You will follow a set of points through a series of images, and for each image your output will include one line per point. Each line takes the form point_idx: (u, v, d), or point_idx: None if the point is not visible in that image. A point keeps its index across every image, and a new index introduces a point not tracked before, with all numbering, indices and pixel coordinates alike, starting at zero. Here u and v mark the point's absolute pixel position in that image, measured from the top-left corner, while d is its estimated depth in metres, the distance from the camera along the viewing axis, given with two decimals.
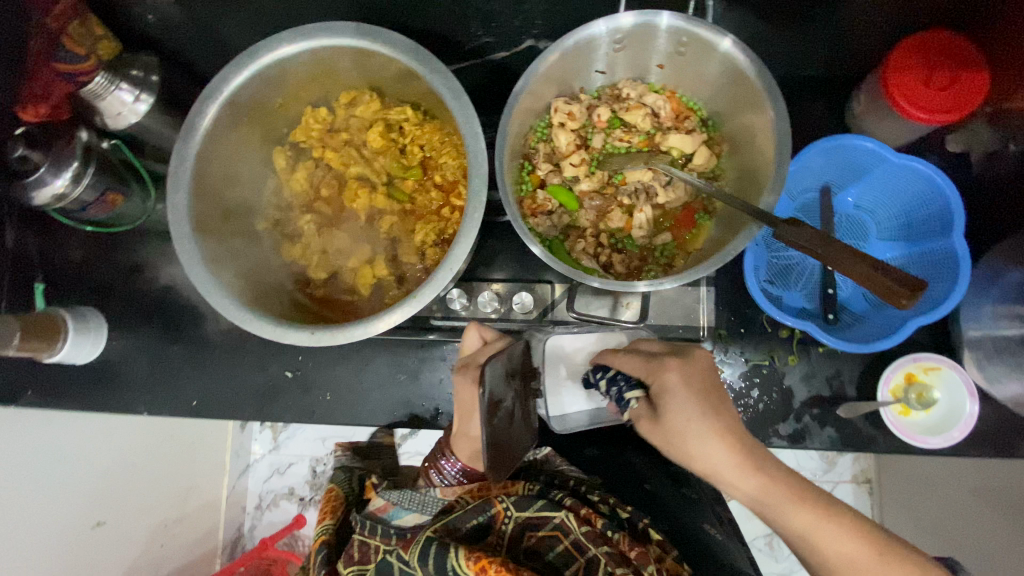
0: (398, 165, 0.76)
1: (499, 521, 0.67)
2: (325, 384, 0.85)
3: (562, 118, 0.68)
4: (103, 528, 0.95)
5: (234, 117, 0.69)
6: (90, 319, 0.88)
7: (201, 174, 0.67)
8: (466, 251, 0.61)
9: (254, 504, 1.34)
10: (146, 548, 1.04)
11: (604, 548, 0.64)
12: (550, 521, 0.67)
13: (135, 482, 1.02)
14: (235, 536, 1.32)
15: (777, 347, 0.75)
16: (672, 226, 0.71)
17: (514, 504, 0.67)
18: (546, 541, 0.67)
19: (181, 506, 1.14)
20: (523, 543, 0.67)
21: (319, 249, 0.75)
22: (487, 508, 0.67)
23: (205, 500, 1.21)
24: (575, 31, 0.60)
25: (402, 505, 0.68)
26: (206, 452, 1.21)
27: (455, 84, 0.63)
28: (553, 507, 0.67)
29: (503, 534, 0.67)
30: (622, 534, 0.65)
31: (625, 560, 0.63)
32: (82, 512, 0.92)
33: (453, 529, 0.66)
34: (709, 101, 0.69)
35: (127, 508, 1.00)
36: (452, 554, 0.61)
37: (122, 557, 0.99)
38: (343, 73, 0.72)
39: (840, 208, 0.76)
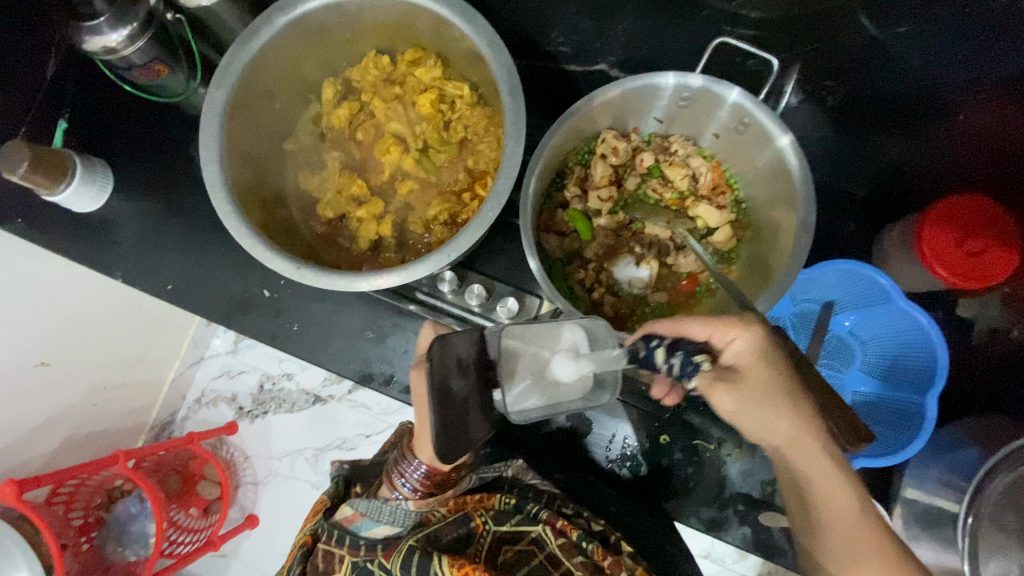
0: (437, 137, 0.76)
1: (478, 534, 0.69)
2: (296, 314, 0.86)
3: (606, 150, 0.69)
4: (45, 368, 0.97)
5: (298, 36, 0.69)
6: (100, 174, 0.89)
7: (249, 79, 0.67)
8: (468, 244, 0.61)
9: (195, 398, 1.35)
10: (79, 402, 1.06)
11: (578, 558, 0.68)
12: (528, 536, 0.70)
13: (86, 335, 1.04)
14: (166, 420, 1.33)
15: (727, 437, 0.76)
16: (672, 289, 0.71)
17: (494, 519, 0.70)
18: (522, 556, 0.69)
19: (125, 375, 1.16)
20: (500, 558, 0.69)
21: (335, 188, 0.75)
22: (466, 520, 0.69)
23: (149, 376, 1.23)
24: (647, 75, 0.60)
25: (371, 517, 0.66)
26: (166, 335, 1.23)
27: (516, 81, 0.62)
28: (530, 522, 0.71)
29: (482, 548, 0.68)
30: (596, 546, 0.69)
31: (599, 569, 0.68)
32: (28, 350, 0.94)
33: (436, 539, 0.66)
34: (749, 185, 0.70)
35: (73, 356, 1.02)
36: (435, 565, 0.62)
37: (51, 404, 1.00)
38: (417, 31, 0.72)
39: (834, 329, 0.77)
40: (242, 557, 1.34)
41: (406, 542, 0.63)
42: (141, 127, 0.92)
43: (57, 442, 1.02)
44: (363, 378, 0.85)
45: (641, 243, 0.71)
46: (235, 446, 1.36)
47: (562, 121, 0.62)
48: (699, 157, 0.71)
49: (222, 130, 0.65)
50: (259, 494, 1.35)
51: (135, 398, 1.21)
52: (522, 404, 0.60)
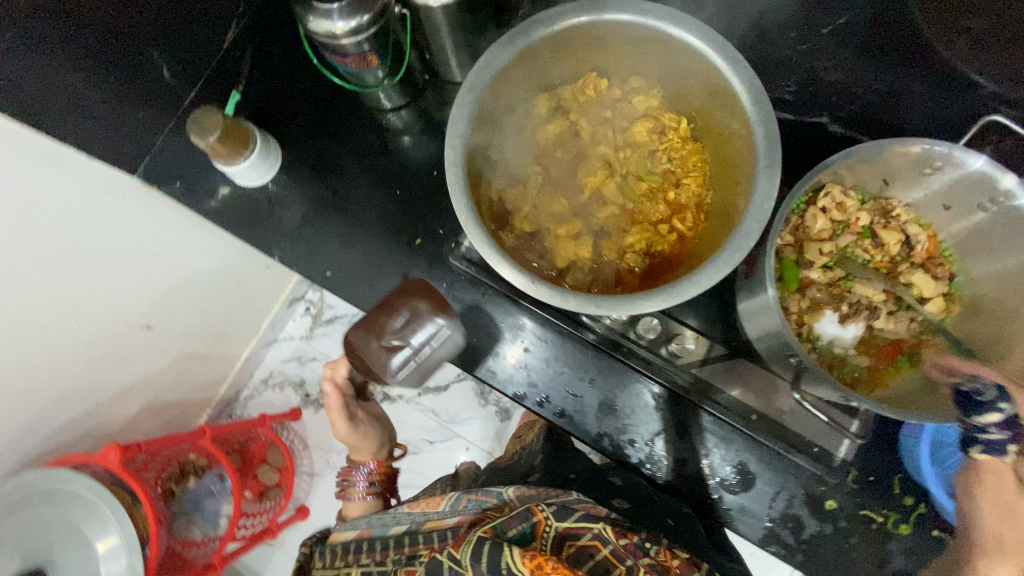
0: (643, 165, 0.75)
1: (542, 528, 0.67)
2: (456, 321, 0.85)
3: (829, 204, 0.68)
4: (148, 331, 0.98)
5: (539, 49, 0.69)
6: (272, 151, 0.88)
7: (490, 84, 0.67)
8: (710, 283, 0.59)
9: (261, 377, 1.37)
10: (167, 368, 1.08)
11: (643, 559, 0.64)
12: (591, 530, 0.66)
13: (185, 298, 1.03)
14: (231, 397, 1.33)
15: (895, 511, 0.75)
16: (873, 354, 0.70)
17: (555, 514, 0.68)
18: (585, 550, 0.65)
19: (209, 347, 1.17)
20: (564, 553, 0.65)
21: (536, 202, 0.74)
22: (529, 516, 0.68)
23: (226, 350, 1.23)
24: (910, 138, 0.60)
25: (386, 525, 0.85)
26: (252, 308, 1.24)
27: (774, 127, 0.61)
28: (592, 518, 0.67)
29: (545, 545, 0.66)
30: (658, 548, 0.67)
31: (666, 568, 0.65)
32: (133, 314, 0.94)
33: (501, 532, 0.66)
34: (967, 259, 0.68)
35: (171, 319, 1.02)
36: (508, 556, 0.60)
37: (144, 362, 1.01)
38: (649, 59, 0.72)
39: None
40: (286, 548, 1.33)
41: (476, 534, 0.64)
42: (319, 112, 0.92)
43: (135, 405, 1.04)
44: (515, 397, 0.84)
45: (850, 302, 0.70)
46: (296, 434, 1.37)
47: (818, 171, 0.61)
48: (917, 225, 0.70)
49: (465, 131, 0.64)
50: (315, 485, 1.34)
51: (212, 370, 1.22)
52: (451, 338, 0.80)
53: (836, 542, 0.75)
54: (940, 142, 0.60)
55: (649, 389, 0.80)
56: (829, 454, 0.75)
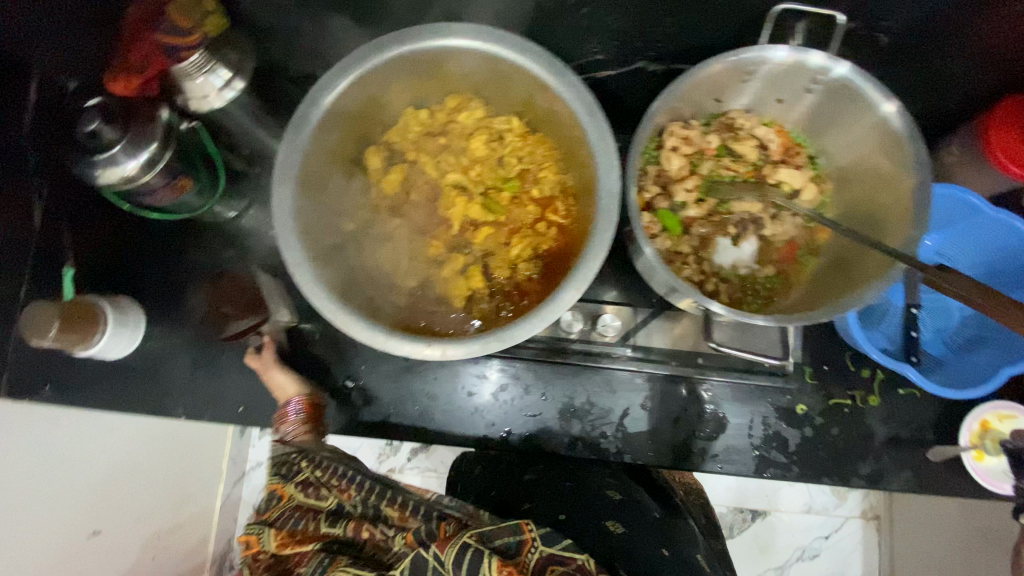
0: (496, 175, 0.73)
1: (527, 548, 0.64)
2: (388, 397, 0.81)
3: (676, 142, 0.69)
4: (99, 538, 0.82)
5: (341, 110, 0.65)
6: (130, 311, 0.81)
7: (305, 165, 0.62)
8: (594, 271, 0.58)
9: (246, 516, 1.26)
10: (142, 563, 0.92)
11: None
12: (576, 559, 0.62)
13: (130, 483, 0.89)
14: (223, 549, 1.22)
15: (858, 387, 0.76)
16: (775, 260, 0.70)
17: (544, 535, 0.64)
18: None
19: (176, 513, 1.06)
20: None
21: (409, 255, 0.71)
22: (516, 529, 0.65)
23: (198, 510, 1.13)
24: (715, 58, 0.60)
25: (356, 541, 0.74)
26: (204, 457, 1.14)
27: (589, 98, 0.60)
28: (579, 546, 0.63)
29: (526, 566, 0.63)
30: None
31: None
32: (76, 523, 0.79)
33: (488, 541, 0.64)
34: (818, 139, 0.70)
35: (125, 515, 0.87)
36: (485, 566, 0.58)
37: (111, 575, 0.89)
38: (454, 75, 0.69)
39: (922, 255, 0.77)
40: None
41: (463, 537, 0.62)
42: (161, 251, 0.84)
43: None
44: (477, 443, 0.80)
45: (733, 223, 0.70)
46: None
47: (647, 123, 0.60)
48: (763, 126, 0.71)
49: (296, 226, 0.60)
50: None
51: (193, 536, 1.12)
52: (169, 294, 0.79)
53: (820, 440, 0.76)
54: (743, 49, 0.60)
55: (596, 376, 0.80)
56: (779, 363, 0.76)
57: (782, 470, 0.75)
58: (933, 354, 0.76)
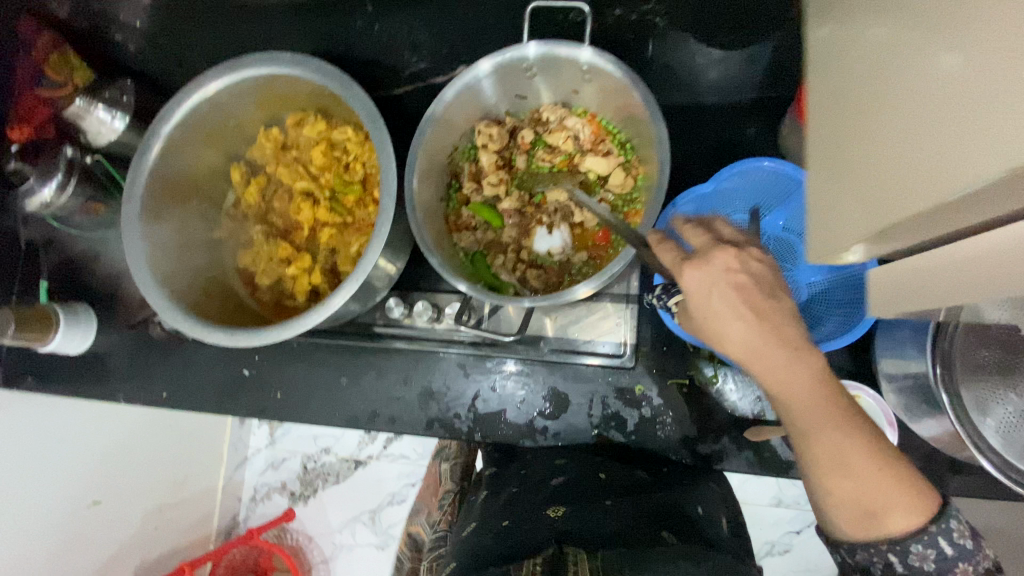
0: (340, 181, 0.81)
1: None
2: (276, 383, 0.91)
3: (484, 139, 0.73)
4: (98, 506, 0.98)
5: (188, 136, 0.75)
6: (80, 312, 0.96)
7: (156, 187, 0.74)
8: (371, 263, 0.64)
9: (248, 496, 1.32)
10: (138, 531, 1.06)
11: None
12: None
13: (132, 460, 1.05)
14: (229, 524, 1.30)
15: (698, 367, 0.76)
16: (590, 245, 0.73)
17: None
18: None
19: (175, 492, 1.15)
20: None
21: (266, 257, 0.81)
22: None
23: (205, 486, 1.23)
24: (481, 60, 0.65)
25: None
26: (201, 447, 1.20)
27: (371, 107, 0.66)
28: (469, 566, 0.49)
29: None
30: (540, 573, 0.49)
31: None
32: (75, 494, 0.94)
33: None
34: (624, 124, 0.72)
35: (124, 490, 1.03)
36: None
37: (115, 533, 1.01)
38: (290, 95, 0.78)
39: (767, 231, 0.76)
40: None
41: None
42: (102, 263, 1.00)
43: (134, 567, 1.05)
44: (350, 423, 0.88)
45: (547, 212, 0.74)
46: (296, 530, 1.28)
47: (423, 125, 0.67)
48: (573, 116, 0.73)
49: (144, 239, 0.71)
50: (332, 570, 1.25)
51: (195, 512, 1.20)
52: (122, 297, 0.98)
53: (659, 421, 0.76)
54: (508, 49, 0.65)
55: (450, 362, 0.85)
56: (616, 343, 0.78)
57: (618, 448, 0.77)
58: None
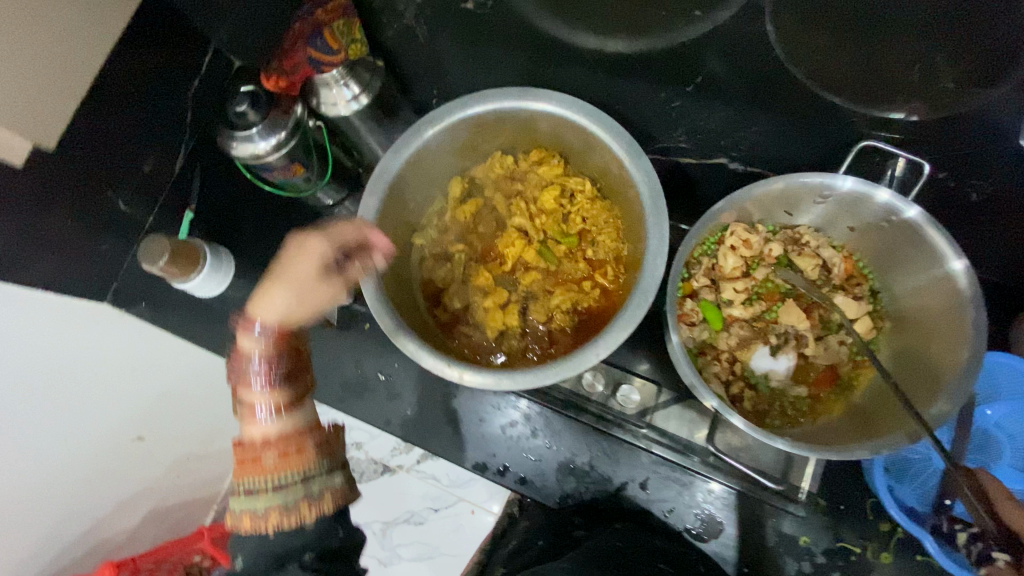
0: (558, 229, 0.78)
1: None
2: (409, 399, 0.86)
3: (736, 242, 0.70)
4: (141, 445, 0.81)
5: (442, 143, 0.74)
6: (224, 257, 0.89)
7: (398, 184, 0.72)
8: (619, 341, 0.62)
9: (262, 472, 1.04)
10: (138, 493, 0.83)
11: None
12: None
13: (189, 405, 0.89)
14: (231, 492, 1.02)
15: (874, 539, 0.72)
16: (811, 382, 0.70)
17: None
18: None
19: (204, 446, 0.92)
20: None
21: (460, 279, 0.78)
22: None
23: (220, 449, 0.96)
24: (787, 175, 0.63)
25: None
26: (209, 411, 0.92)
27: (658, 185, 0.66)
28: None
29: None
30: None
31: None
32: (126, 426, 0.79)
33: None
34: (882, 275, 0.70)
35: (170, 433, 0.86)
36: None
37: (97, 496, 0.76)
38: (547, 134, 0.76)
39: (979, 422, 0.73)
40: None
41: None
42: (256, 214, 0.93)
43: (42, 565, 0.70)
44: (475, 468, 0.83)
45: (776, 334, 0.70)
46: None
47: (704, 222, 0.66)
48: (830, 248, 0.71)
49: None
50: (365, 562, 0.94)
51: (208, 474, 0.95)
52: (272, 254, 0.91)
53: None
54: (818, 173, 0.62)
55: (602, 440, 0.80)
56: (794, 488, 0.73)
57: None
58: None
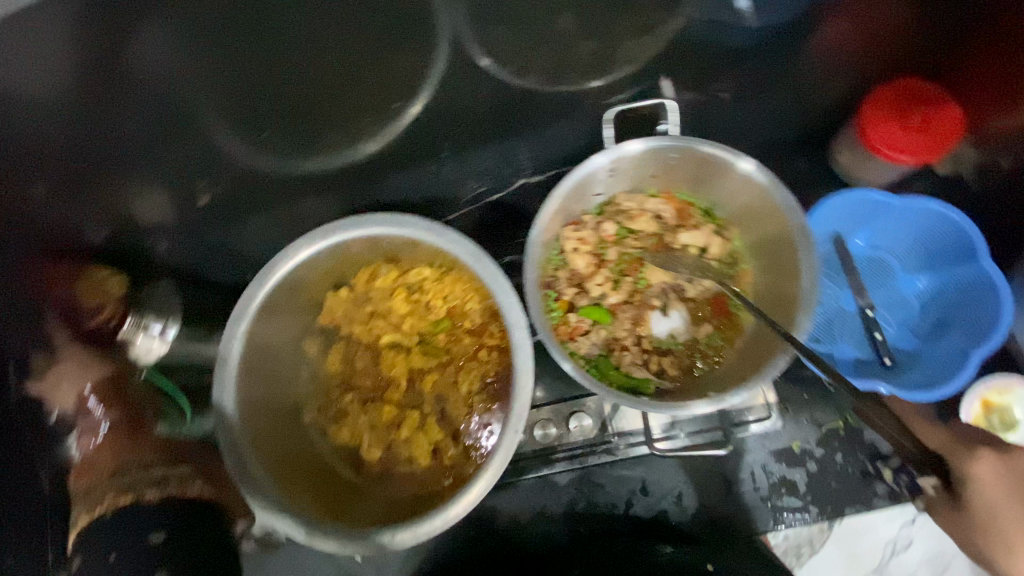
0: (427, 323, 0.76)
1: None
2: (399, 559, 0.80)
3: (574, 244, 0.73)
4: None
5: (263, 326, 0.69)
6: None
7: (248, 392, 0.67)
8: (526, 410, 0.60)
9: None
10: None
11: None
12: None
13: None
14: None
15: (845, 405, 0.75)
16: (709, 316, 0.72)
17: None
18: None
19: None
20: None
21: (367, 426, 0.74)
22: None
23: None
24: (574, 170, 0.66)
25: None
26: None
27: (473, 246, 0.65)
28: None
29: None
30: None
31: None
32: None
33: None
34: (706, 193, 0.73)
35: None
36: None
37: None
38: (359, 251, 0.74)
39: (855, 254, 0.77)
40: None
41: None
42: None
43: None
44: None
45: (655, 296, 0.73)
46: None
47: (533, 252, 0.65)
48: (651, 198, 0.74)
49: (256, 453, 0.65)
50: None
51: None
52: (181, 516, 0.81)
53: (825, 469, 0.75)
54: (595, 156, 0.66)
55: (586, 474, 0.78)
56: (757, 406, 0.75)
57: (799, 513, 0.74)
58: (907, 349, 0.73)
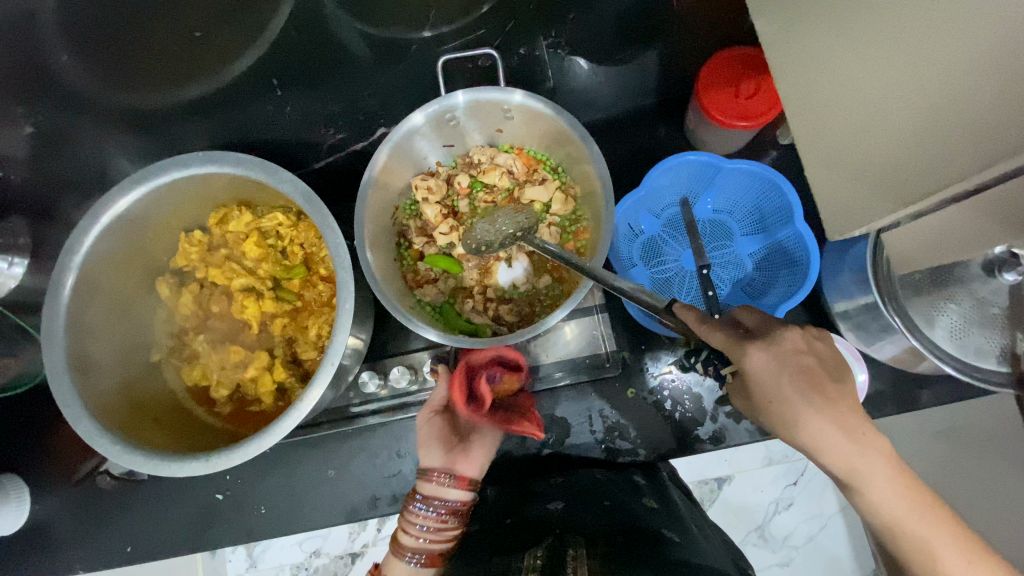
0: (280, 268, 0.77)
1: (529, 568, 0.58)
2: (258, 497, 0.84)
3: (423, 193, 0.74)
4: None
5: (102, 264, 0.70)
6: (7, 485, 0.81)
7: (78, 327, 0.67)
8: (344, 343, 0.61)
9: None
10: None
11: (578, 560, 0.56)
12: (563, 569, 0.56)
13: None
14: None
15: (680, 357, 0.80)
16: (550, 268, 0.75)
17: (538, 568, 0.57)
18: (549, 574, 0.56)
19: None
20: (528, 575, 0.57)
21: (217, 366, 0.75)
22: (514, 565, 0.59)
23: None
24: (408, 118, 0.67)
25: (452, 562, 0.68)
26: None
27: (305, 187, 0.65)
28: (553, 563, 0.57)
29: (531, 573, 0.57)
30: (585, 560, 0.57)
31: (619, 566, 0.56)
32: None
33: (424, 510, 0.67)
34: (552, 151, 0.76)
35: None
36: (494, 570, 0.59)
37: None
38: (208, 195, 0.75)
39: (701, 216, 0.82)
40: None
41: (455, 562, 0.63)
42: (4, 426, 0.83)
43: None
44: (350, 516, 0.83)
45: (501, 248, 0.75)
46: None
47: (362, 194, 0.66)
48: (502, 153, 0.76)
49: (75, 383, 0.64)
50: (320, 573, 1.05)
51: None
52: (50, 453, 0.84)
53: (660, 418, 0.79)
54: (432, 102, 0.67)
55: None
56: (598, 355, 0.80)
57: (630, 456, 0.79)
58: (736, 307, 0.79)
